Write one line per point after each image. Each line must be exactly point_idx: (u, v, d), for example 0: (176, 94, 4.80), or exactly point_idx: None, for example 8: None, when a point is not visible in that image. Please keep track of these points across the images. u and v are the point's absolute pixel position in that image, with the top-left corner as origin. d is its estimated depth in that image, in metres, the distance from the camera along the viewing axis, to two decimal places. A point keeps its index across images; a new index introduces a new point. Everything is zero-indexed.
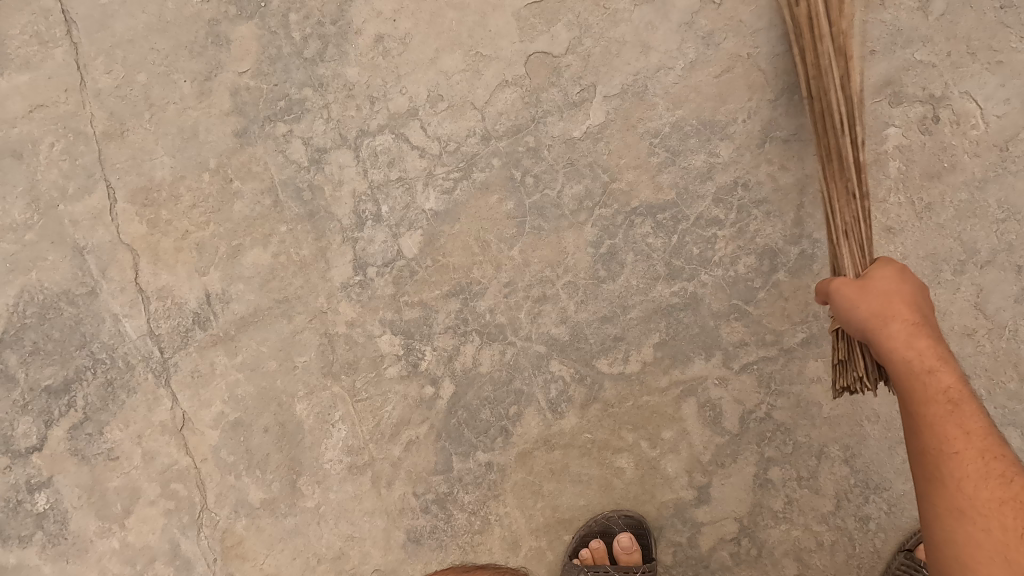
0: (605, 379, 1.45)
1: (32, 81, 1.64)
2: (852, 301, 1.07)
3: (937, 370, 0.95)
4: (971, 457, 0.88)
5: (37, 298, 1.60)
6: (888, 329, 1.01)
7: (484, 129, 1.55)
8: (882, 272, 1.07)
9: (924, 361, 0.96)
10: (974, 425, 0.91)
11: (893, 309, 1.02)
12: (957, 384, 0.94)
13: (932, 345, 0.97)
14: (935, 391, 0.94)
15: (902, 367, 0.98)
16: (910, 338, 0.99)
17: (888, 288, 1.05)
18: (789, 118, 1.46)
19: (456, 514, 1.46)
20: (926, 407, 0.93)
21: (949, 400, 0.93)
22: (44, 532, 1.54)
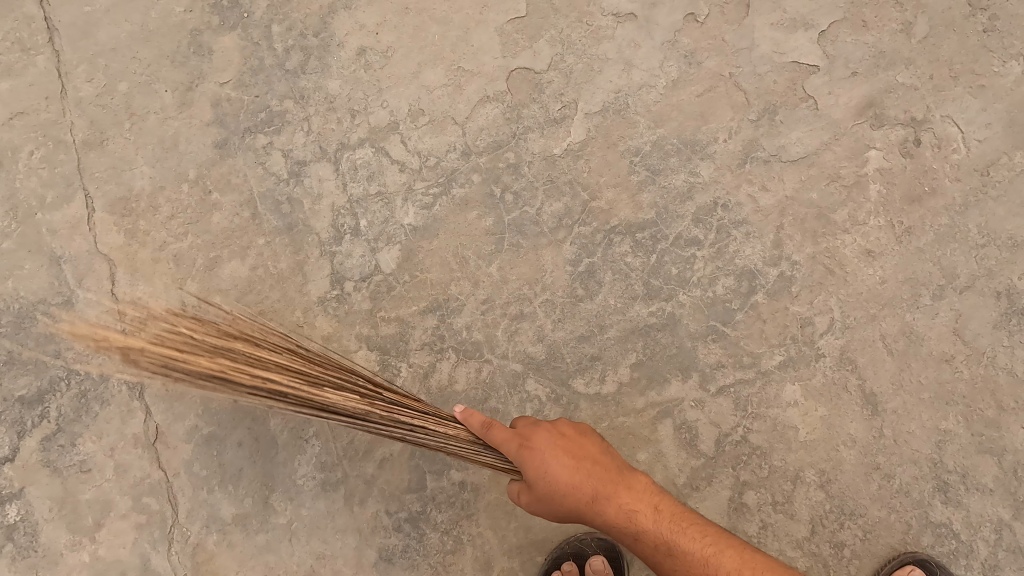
0: (581, 399, 1.44)
1: (13, 88, 1.63)
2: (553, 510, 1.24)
3: (638, 518, 1.21)
4: (702, 564, 1.18)
5: (13, 306, 1.59)
6: (588, 516, 1.22)
7: (464, 144, 1.54)
8: (541, 485, 1.20)
9: (629, 531, 1.22)
10: (688, 548, 1.19)
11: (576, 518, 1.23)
12: (654, 527, 1.21)
13: (619, 507, 1.22)
14: (656, 543, 1.21)
15: (627, 534, 1.22)
16: (601, 509, 1.22)
17: (561, 497, 1.21)
18: (770, 138, 1.46)
19: (429, 534, 1.45)
20: (660, 554, 1.21)
21: (663, 543, 1.20)
22: (13, 545, 1.53)
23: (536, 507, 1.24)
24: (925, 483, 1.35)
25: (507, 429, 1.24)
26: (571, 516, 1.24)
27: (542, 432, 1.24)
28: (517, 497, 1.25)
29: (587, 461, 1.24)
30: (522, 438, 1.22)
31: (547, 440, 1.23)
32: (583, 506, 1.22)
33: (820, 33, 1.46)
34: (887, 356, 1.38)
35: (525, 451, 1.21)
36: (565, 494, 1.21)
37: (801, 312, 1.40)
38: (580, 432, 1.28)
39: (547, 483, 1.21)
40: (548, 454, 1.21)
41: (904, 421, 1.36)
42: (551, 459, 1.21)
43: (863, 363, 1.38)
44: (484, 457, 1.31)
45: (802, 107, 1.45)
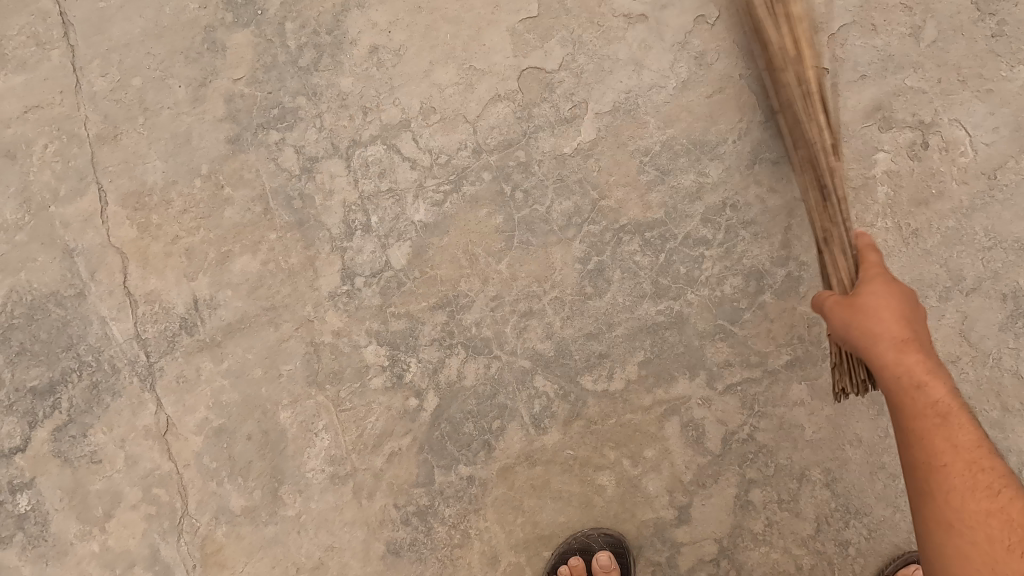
0: (589, 396, 1.45)
1: (28, 82, 1.65)
2: (847, 322, 1.08)
3: (925, 383, 0.98)
4: (959, 468, 0.92)
5: (25, 299, 1.60)
6: (879, 351, 1.02)
7: (475, 142, 1.55)
8: (872, 293, 1.09)
9: (914, 376, 0.99)
10: (965, 440, 0.94)
11: (881, 337, 1.03)
12: (946, 399, 0.97)
13: (923, 362, 1.00)
14: (923, 405, 0.97)
15: (892, 382, 1.01)
16: (904, 355, 1.01)
17: (873, 319, 1.05)
18: (779, 140, 1.47)
19: (437, 527, 1.46)
20: (915, 422, 0.97)
21: (941, 412, 0.96)
22: (24, 534, 1.54)
23: (833, 314, 1.12)
24: None
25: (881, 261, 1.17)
26: (854, 347, 1.08)
27: (901, 288, 1.09)
28: (827, 298, 1.15)
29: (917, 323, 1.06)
30: (883, 270, 1.15)
31: (882, 279, 1.13)
32: (882, 346, 1.03)
33: (830, 37, 1.48)
34: None
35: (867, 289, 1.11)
36: (878, 328, 1.04)
37: (809, 312, 1.42)
38: (914, 307, 1.09)
39: (860, 314, 1.07)
40: (880, 300, 1.07)
41: None
42: (889, 306, 1.06)
43: None
44: (847, 270, 1.23)
45: None
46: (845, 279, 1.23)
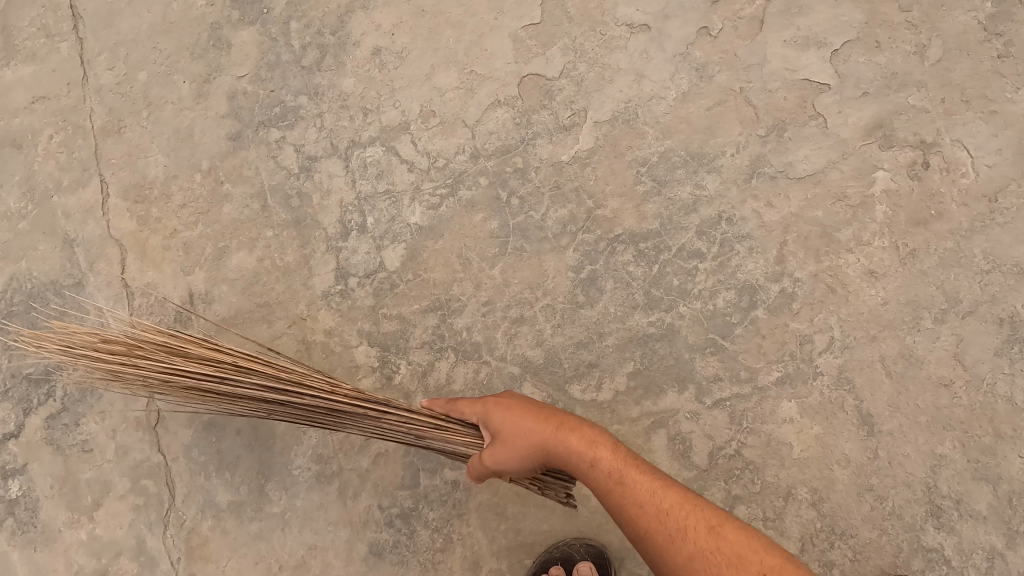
0: (577, 405, 1.44)
1: (37, 73, 1.67)
2: (511, 454, 1.19)
3: (597, 449, 1.14)
4: (654, 523, 1.05)
5: (26, 287, 1.62)
6: (551, 452, 1.17)
7: (473, 147, 1.56)
8: (506, 421, 1.20)
9: (587, 457, 1.14)
10: (642, 496, 1.07)
11: (540, 435, 1.18)
12: (615, 463, 1.12)
13: (581, 439, 1.15)
14: (609, 476, 1.11)
15: (575, 467, 1.15)
16: (564, 437, 1.16)
17: (513, 434, 1.19)
18: (778, 154, 1.46)
19: (420, 531, 1.46)
20: (609, 500, 1.10)
21: (618, 474, 1.11)
22: (14, 519, 1.56)
23: (496, 458, 1.20)
24: (918, 507, 1.33)
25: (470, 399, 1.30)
26: (541, 459, 1.19)
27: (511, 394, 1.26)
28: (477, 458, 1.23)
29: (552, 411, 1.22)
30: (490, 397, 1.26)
31: (510, 400, 1.24)
32: (558, 448, 1.16)
33: (833, 52, 1.47)
34: (884, 378, 1.37)
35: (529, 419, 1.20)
36: (538, 432, 1.18)
37: (801, 329, 1.40)
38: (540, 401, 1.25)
39: (508, 431, 1.19)
40: (510, 409, 1.21)
41: (899, 443, 1.35)
42: (526, 414, 1.20)
43: (861, 384, 1.38)
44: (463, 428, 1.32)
45: (811, 125, 1.46)
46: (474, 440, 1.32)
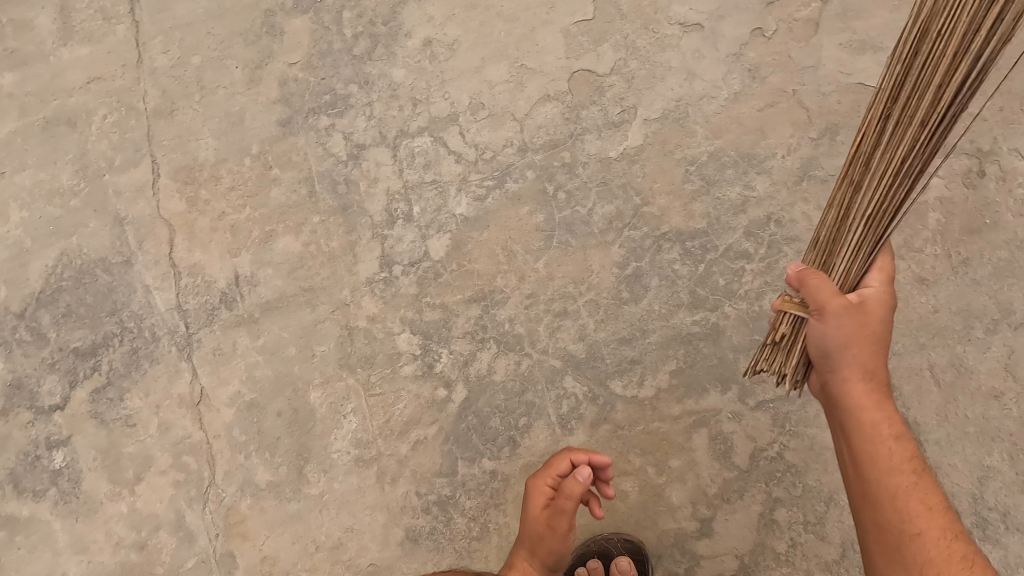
0: (617, 400, 1.45)
1: (93, 54, 1.71)
2: (841, 329, 0.99)
3: (887, 418, 0.98)
4: (932, 538, 0.89)
5: (75, 262, 1.66)
6: (856, 390, 0.99)
7: (521, 140, 1.56)
8: (850, 309, 0.99)
9: (893, 430, 0.97)
10: (926, 502, 0.92)
11: (863, 342, 0.99)
12: (915, 458, 0.96)
13: (888, 415, 0.98)
14: (900, 459, 0.95)
15: (856, 424, 0.99)
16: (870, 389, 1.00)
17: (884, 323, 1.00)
18: (830, 158, 1.45)
19: (457, 518, 1.47)
20: (890, 474, 0.94)
21: (907, 455, 0.96)
22: (57, 489, 1.59)
23: (834, 317, 0.99)
24: (963, 518, 1.32)
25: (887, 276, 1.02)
26: (834, 361, 1.01)
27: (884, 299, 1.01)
28: (812, 275, 1.02)
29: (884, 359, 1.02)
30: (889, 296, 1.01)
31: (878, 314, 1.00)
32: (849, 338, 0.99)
33: (889, 57, 1.46)
34: (932, 387, 1.37)
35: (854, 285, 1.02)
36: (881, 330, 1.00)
37: None
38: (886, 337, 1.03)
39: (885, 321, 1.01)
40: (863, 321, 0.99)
41: (945, 453, 1.35)
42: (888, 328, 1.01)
43: (907, 391, 1.37)
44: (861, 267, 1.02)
45: None
46: (821, 241, 1.06)
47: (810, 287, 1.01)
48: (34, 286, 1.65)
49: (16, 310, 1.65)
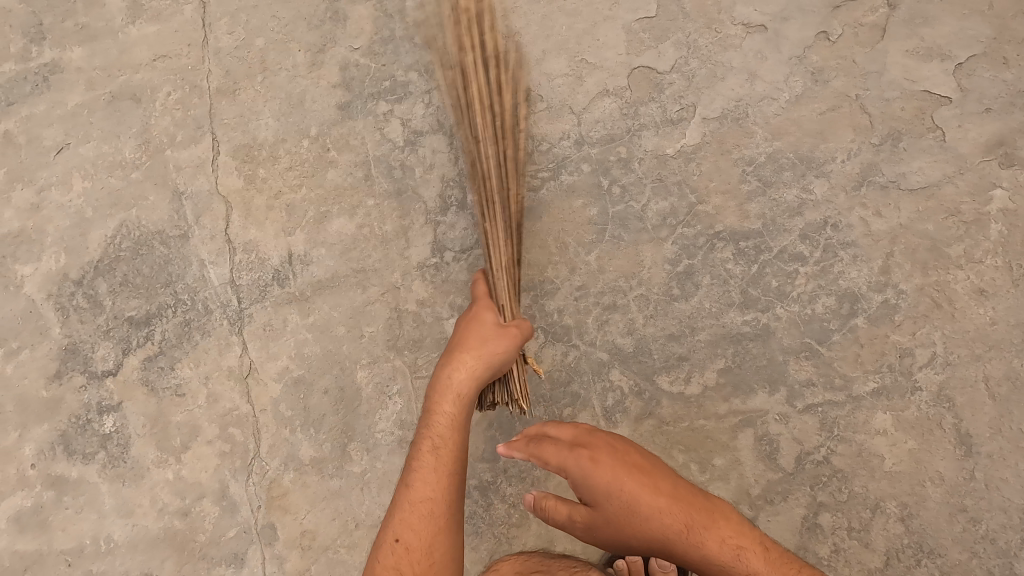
0: (663, 396, 1.44)
1: (160, 32, 1.75)
2: (572, 519, 1.20)
3: (697, 532, 1.12)
4: None
5: (134, 234, 1.70)
6: (645, 541, 1.14)
7: (578, 134, 1.57)
8: (571, 506, 1.20)
9: (677, 548, 1.13)
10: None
11: (594, 511, 1.16)
12: (712, 544, 1.12)
13: (598, 529, 1.17)
14: (749, 562, 1.11)
15: (711, 568, 1.12)
16: (650, 526, 1.12)
17: (604, 497, 1.14)
18: (891, 164, 1.44)
19: (496, 504, 1.48)
20: None
21: (737, 545, 1.12)
22: (106, 453, 1.63)
23: (581, 518, 1.19)
24: (1012, 533, 1.31)
25: (564, 441, 1.21)
26: (623, 537, 1.15)
27: (548, 447, 1.21)
28: (539, 501, 1.22)
29: (628, 466, 1.16)
30: (580, 449, 1.18)
31: (582, 471, 1.16)
32: (609, 509, 1.15)
33: (957, 66, 1.45)
34: (987, 399, 1.35)
35: (577, 450, 1.18)
36: (612, 496, 1.14)
37: (901, 342, 1.39)
38: (594, 459, 1.16)
39: (595, 483, 1.14)
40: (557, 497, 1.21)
41: (997, 467, 1.33)
42: (622, 472, 1.15)
43: (961, 403, 1.36)
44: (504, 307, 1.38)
45: (928, 137, 1.44)
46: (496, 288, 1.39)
47: (551, 513, 1.22)
48: (93, 255, 1.70)
49: (75, 278, 1.69)
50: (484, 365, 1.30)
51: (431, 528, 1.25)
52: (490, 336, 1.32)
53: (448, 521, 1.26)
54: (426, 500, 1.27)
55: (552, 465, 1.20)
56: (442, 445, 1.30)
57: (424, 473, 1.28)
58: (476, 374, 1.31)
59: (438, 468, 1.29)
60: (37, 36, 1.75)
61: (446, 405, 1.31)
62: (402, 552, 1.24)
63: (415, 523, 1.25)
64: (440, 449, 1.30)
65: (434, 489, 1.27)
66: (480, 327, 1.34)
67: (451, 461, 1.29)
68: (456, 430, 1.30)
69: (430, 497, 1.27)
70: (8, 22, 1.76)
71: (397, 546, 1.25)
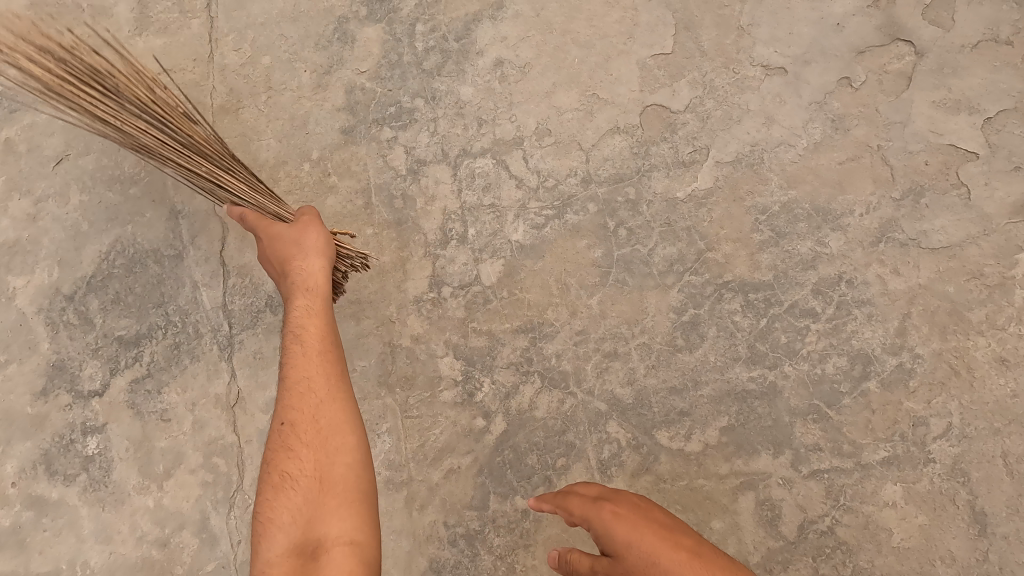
0: (662, 452, 1.38)
1: (167, 45, 1.71)
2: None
3: None
4: None
5: (128, 251, 1.66)
6: None
7: (585, 171, 1.52)
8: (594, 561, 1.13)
9: None
10: None
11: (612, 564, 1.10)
12: None
13: None
14: None
15: None
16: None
17: (623, 549, 1.08)
18: (912, 221, 1.38)
19: (483, 555, 1.42)
20: None
21: None
22: (87, 475, 1.59)
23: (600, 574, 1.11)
24: None
25: (591, 493, 1.19)
26: None
27: (572, 499, 1.20)
28: (565, 553, 1.19)
29: (651, 518, 1.13)
30: (604, 499, 1.16)
31: (604, 518, 1.12)
32: (628, 562, 1.07)
33: (986, 120, 1.38)
34: (1004, 476, 1.28)
35: (601, 502, 1.15)
36: (632, 547, 1.08)
37: (915, 410, 1.32)
38: (616, 511, 1.13)
39: (614, 532, 1.10)
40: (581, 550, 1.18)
41: (1014, 549, 1.26)
42: (644, 525, 1.10)
43: (977, 478, 1.28)
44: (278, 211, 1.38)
45: (952, 194, 1.37)
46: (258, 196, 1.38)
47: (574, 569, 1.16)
48: (86, 271, 1.66)
49: (66, 293, 1.66)
50: (322, 255, 1.27)
51: (310, 401, 1.17)
52: (308, 224, 1.29)
53: (327, 389, 1.18)
54: (299, 380, 1.18)
55: (575, 516, 1.17)
56: (307, 324, 1.22)
57: (294, 364, 1.20)
58: (325, 261, 1.27)
59: (308, 351, 1.20)
60: None
61: (300, 294, 1.23)
62: (287, 430, 1.16)
63: (296, 405, 1.17)
64: (306, 337, 1.21)
65: (311, 372, 1.19)
66: (286, 239, 1.27)
67: (325, 344, 1.21)
68: (320, 313, 1.23)
69: (306, 376, 1.19)
70: None
71: (281, 427, 1.17)
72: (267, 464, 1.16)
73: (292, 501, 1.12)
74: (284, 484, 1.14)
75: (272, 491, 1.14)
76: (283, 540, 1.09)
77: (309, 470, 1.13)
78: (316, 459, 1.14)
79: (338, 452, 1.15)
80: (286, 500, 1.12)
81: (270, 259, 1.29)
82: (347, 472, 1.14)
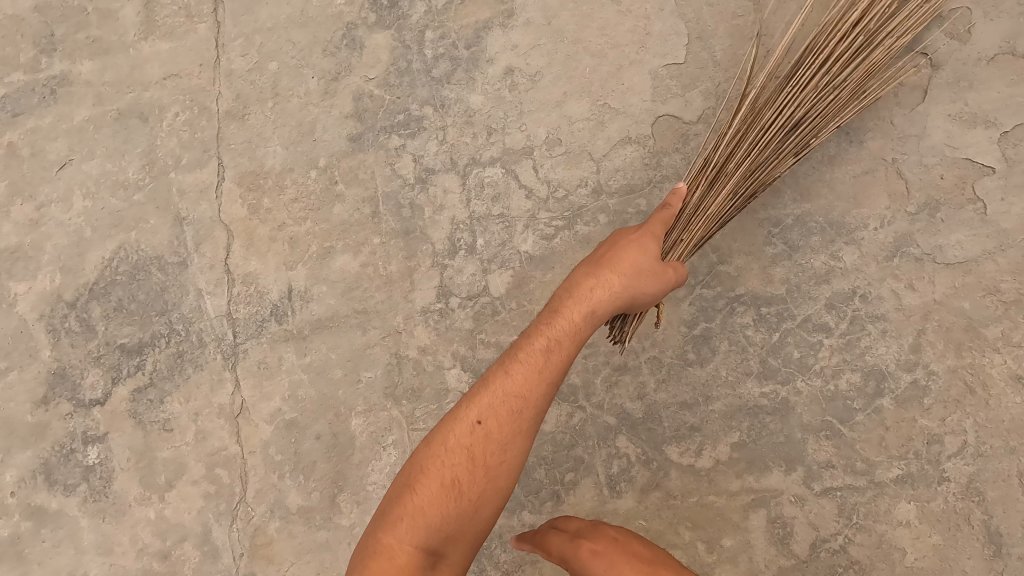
0: (672, 467, 1.37)
1: (174, 50, 1.70)
2: None
3: None
4: None
5: (132, 258, 1.64)
6: None
7: (596, 182, 1.50)
8: None
9: None
10: None
11: None
12: None
13: None
14: None
15: None
16: None
17: None
18: (927, 236, 1.36)
19: (490, 571, 1.40)
20: None
21: None
22: (88, 486, 1.57)
23: None
24: None
25: (570, 531, 1.18)
26: None
27: (551, 537, 1.19)
28: None
29: (629, 552, 1.11)
30: (580, 537, 1.15)
31: (580, 557, 1.12)
32: None
33: (1003, 134, 1.36)
34: (1021, 496, 1.26)
35: (578, 540, 1.14)
36: None
37: (930, 428, 1.30)
38: (592, 549, 1.12)
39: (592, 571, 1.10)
40: None
41: None
42: (621, 560, 1.09)
43: (993, 498, 1.27)
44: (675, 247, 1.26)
45: (968, 209, 1.35)
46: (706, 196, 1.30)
47: None
48: (89, 278, 1.64)
49: (69, 300, 1.64)
50: (629, 294, 1.16)
51: (514, 425, 1.11)
52: (649, 270, 1.17)
53: (531, 428, 1.13)
54: (517, 397, 1.12)
55: (555, 557, 1.17)
56: (559, 352, 1.14)
57: (523, 367, 1.13)
58: (617, 299, 1.15)
59: (541, 369, 1.13)
60: (48, 47, 1.71)
61: (579, 315, 1.15)
62: (481, 436, 1.11)
63: (501, 411, 1.11)
64: (551, 352, 1.14)
65: (529, 391, 1.12)
66: (637, 255, 1.18)
67: (556, 372, 1.14)
68: (575, 342, 1.15)
69: (523, 394, 1.12)
70: (21, 31, 1.72)
71: (478, 429, 1.11)
72: (445, 441, 1.12)
73: (445, 508, 1.08)
74: (447, 481, 1.09)
75: (437, 483, 1.10)
76: (419, 538, 1.07)
77: (474, 493, 1.09)
78: (484, 482, 1.10)
79: (497, 487, 1.11)
80: (441, 504, 1.08)
81: (599, 258, 1.19)
82: (496, 513, 1.12)
